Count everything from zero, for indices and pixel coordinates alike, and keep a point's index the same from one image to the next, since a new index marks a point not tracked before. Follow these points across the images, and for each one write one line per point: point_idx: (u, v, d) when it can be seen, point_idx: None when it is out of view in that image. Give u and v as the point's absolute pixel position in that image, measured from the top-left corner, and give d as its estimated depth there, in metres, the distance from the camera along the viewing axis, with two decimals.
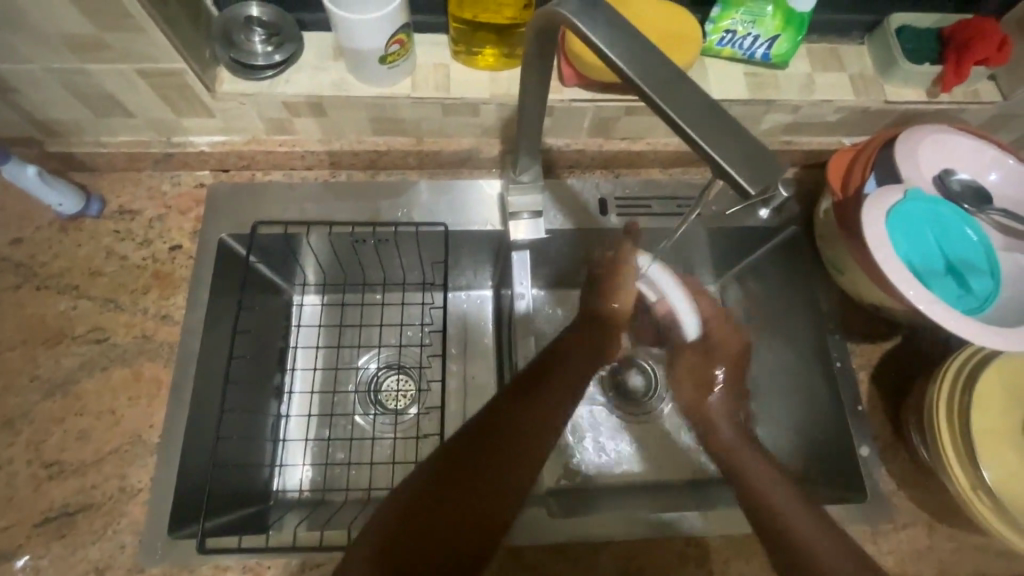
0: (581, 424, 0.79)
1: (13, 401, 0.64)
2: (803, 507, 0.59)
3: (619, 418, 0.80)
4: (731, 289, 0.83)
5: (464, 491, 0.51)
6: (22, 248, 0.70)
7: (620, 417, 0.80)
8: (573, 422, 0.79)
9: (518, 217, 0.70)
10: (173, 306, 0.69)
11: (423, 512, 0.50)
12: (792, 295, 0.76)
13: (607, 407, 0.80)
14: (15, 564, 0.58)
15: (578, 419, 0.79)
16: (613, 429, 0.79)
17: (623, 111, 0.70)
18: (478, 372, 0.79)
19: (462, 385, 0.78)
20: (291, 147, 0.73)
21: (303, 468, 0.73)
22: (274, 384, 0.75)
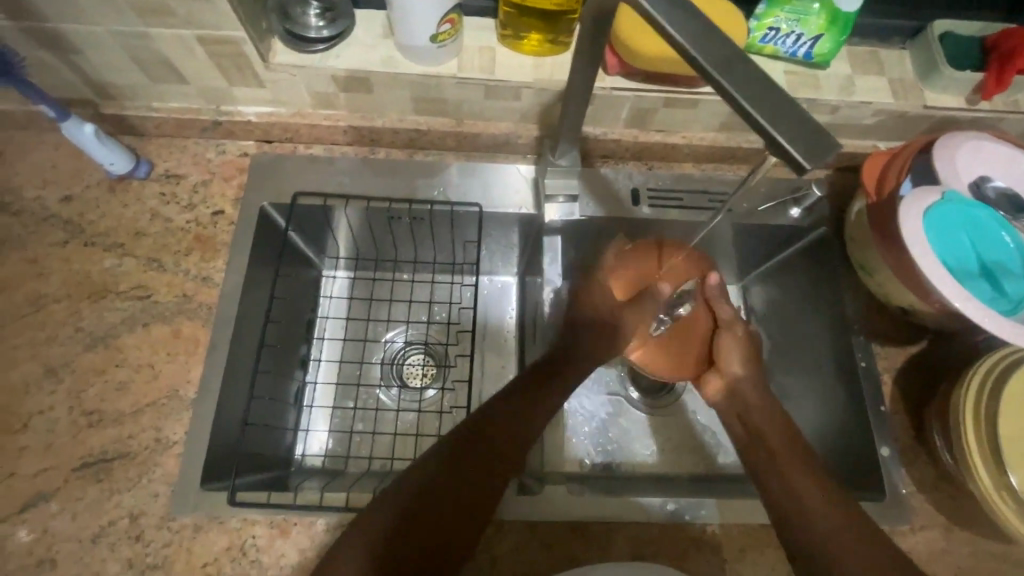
0: (600, 414, 0.80)
1: (56, 350, 0.66)
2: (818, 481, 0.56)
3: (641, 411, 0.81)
4: (754, 290, 0.85)
5: (485, 454, 0.56)
6: (72, 205, 0.72)
7: (641, 409, 0.81)
8: (593, 412, 0.80)
9: (553, 199, 0.72)
10: (212, 269, 0.71)
11: (454, 465, 0.54)
12: (816, 299, 0.77)
13: (629, 400, 0.82)
14: (52, 506, 0.60)
15: (598, 409, 0.80)
16: (630, 418, 0.80)
17: (661, 102, 0.71)
18: (500, 356, 0.81)
19: (483, 367, 0.80)
20: (334, 122, 0.75)
21: (325, 436, 0.75)
22: (300, 353, 0.77)
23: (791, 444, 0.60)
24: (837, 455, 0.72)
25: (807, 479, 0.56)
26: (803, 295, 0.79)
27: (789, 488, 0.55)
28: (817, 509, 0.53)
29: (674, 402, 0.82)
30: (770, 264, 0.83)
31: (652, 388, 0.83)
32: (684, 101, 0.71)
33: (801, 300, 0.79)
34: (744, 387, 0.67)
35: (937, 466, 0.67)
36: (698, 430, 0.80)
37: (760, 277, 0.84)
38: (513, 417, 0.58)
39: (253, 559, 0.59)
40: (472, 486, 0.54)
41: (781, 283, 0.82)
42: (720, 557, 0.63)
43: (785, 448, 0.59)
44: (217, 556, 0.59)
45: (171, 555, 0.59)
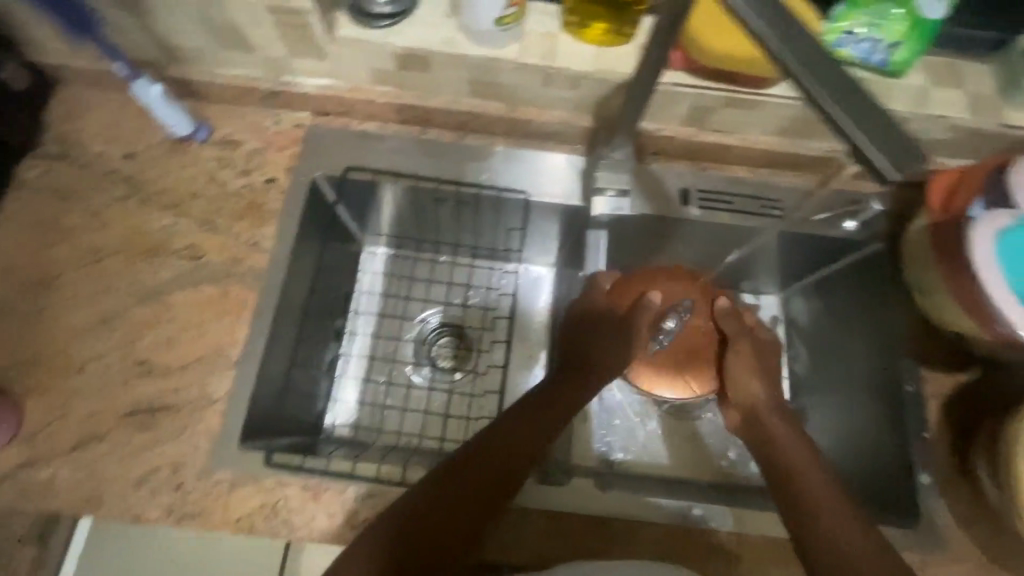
0: (625, 411, 0.80)
1: (112, 301, 0.68)
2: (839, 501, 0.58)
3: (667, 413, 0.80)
4: (795, 301, 0.85)
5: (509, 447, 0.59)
6: (134, 163, 0.75)
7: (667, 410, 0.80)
8: (618, 408, 0.80)
9: (602, 192, 0.71)
10: (262, 236, 0.72)
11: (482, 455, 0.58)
12: (862, 316, 0.76)
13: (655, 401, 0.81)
14: (100, 448, 0.63)
15: (623, 406, 0.80)
16: (658, 417, 0.80)
17: (722, 101, 0.69)
18: (530, 345, 0.80)
19: (513, 355, 0.80)
20: (390, 99, 0.75)
21: (355, 407, 0.77)
22: (336, 326, 0.79)
23: (814, 461, 0.62)
24: (872, 477, 0.70)
25: (834, 506, 0.57)
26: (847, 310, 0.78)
27: (817, 515, 0.57)
28: (836, 529, 0.55)
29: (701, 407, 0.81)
30: (812, 277, 0.82)
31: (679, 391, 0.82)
32: (746, 102, 0.69)
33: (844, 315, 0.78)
34: (766, 413, 0.67)
35: (979, 499, 0.65)
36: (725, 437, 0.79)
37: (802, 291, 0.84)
38: (539, 414, 0.62)
39: (284, 518, 0.61)
40: (495, 475, 0.57)
41: (825, 297, 0.81)
42: (738, 565, 0.63)
43: (807, 466, 0.61)
44: (251, 511, 0.61)
45: (207, 506, 0.61)
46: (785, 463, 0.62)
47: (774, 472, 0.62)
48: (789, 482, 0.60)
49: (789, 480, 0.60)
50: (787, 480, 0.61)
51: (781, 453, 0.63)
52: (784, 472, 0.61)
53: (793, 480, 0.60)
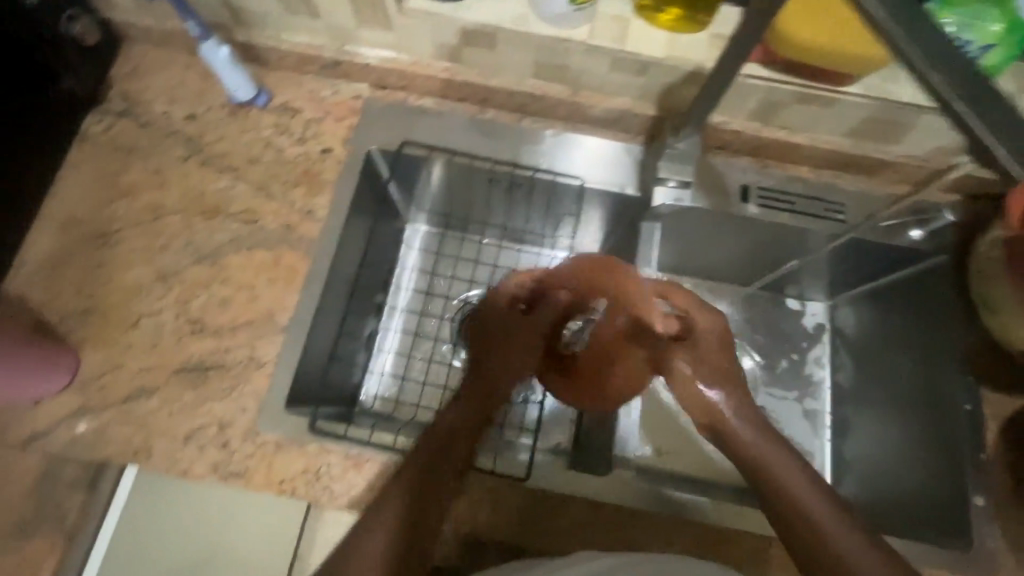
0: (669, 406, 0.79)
1: (168, 259, 0.69)
2: (822, 495, 0.55)
3: None
4: (843, 311, 0.85)
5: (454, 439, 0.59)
6: (195, 124, 0.75)
7: None
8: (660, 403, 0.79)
9: (664, 182, 0.69)
10: (317, 205, 0.73)
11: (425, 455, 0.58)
12: (917, 330, 0.75)
13: None
14: (151, 401, 0.64)
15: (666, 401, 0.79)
16: None
17: (795, 97, 0.67)
18: None
19: None
20: (451, 76, 0.74)
21: (389, 380, 0.77)
22: (376, 302, 0.79)
23: (781, 453, 0.58)
24: (921, 493, 0.70)
25: (818, 501, 0.55)
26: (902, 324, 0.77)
27: (805, 519, 0.54)
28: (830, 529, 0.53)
29: None
30: (866, 287, 0.81)
31: None
32: (821, 99, 0.66)
33: (896, 329, 0.77)
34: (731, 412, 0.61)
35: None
36: None
37: (852, 299, 0.83)
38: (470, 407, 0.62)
39: (325, 485, 0.62)
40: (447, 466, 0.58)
41: (875, 309, 0.80)
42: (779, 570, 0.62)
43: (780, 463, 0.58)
44: (294, 476, 0.62)
45: (252, 467, 0.62)
46: (752, 462, 0.59)
47: (744, 473, 0.59)
48: (769, 487, 0.57)
49: (767, 482, 0.57)
50: (763, 483, 0.57)
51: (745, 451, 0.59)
52: (758, 474, 0.58)
53: (768, 484, 0.57)
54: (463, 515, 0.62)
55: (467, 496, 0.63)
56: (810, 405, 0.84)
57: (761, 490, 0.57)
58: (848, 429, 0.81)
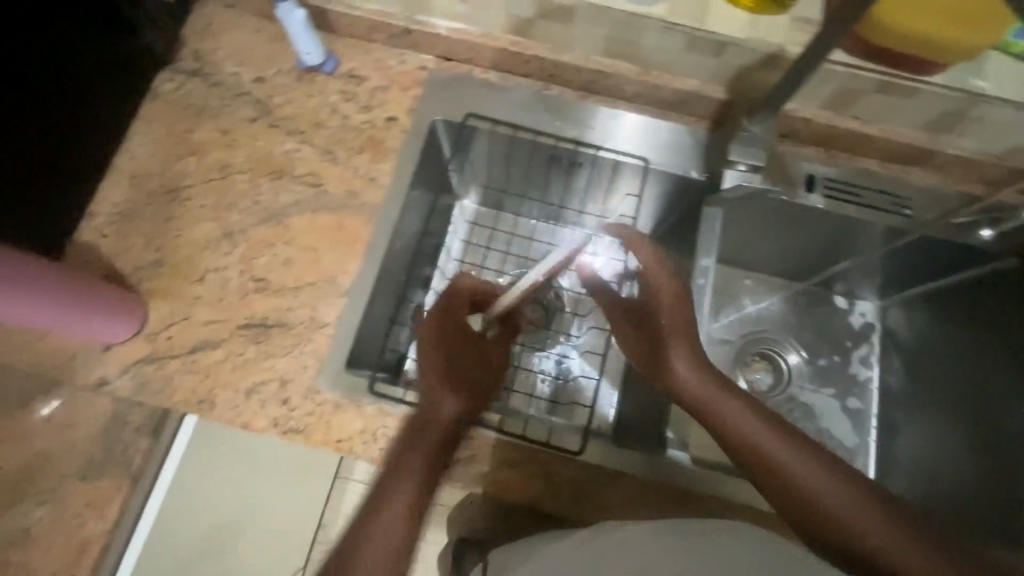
0: None
1: (235, 217, 0.71)
2: (813, 458, 0.54)
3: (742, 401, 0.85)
4: (893, 311, 0.85)
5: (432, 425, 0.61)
6: (264, 86, 0.76)
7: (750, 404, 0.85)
8: None
9: (732, 166, 0.68)
10: (380, 171, 0.73)
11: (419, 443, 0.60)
12: (979, 337, 0.74)
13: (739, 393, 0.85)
14: (216, 353, 0.65)
15: None
16: None
17: (875, 85, 0.66)
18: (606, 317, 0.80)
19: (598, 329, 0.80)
20: (521, 49, 0.74)
21: None
22: (423, 277, 0.80)
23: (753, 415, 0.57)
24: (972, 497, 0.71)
25: (801, 460, 0.54)
26: (962, 328, 0.76)
27: (775, 467, 0.55)
28: (823, 492, 0.53)
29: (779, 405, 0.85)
30: (923, 287, 0.79)
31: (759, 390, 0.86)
32: (902, 89, 0.65)
33: (955, 334, 0.76)
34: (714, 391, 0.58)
35: None
36: None
37: (904, 300, 0.83)
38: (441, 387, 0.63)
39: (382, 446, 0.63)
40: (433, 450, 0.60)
41: (931, 310, 0.79)
42: None
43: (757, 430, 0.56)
44: (351, 435, 0.63)
45: (310, 424, 0.63)
46: (729, 435, 0.57)
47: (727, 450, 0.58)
48: (753, 456, 0.56)
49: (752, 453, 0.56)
50: (744, 454, 0.57)
51: (718, 423, 0.58)
52: (738, 446, 0.57)
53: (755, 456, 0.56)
54: (515, 486, 0.63)
55: (522, 467, 0.63)
56: (853, 404, 0.84)
57: (745, 460, 0.57)
58: (897, 430, 0.80)
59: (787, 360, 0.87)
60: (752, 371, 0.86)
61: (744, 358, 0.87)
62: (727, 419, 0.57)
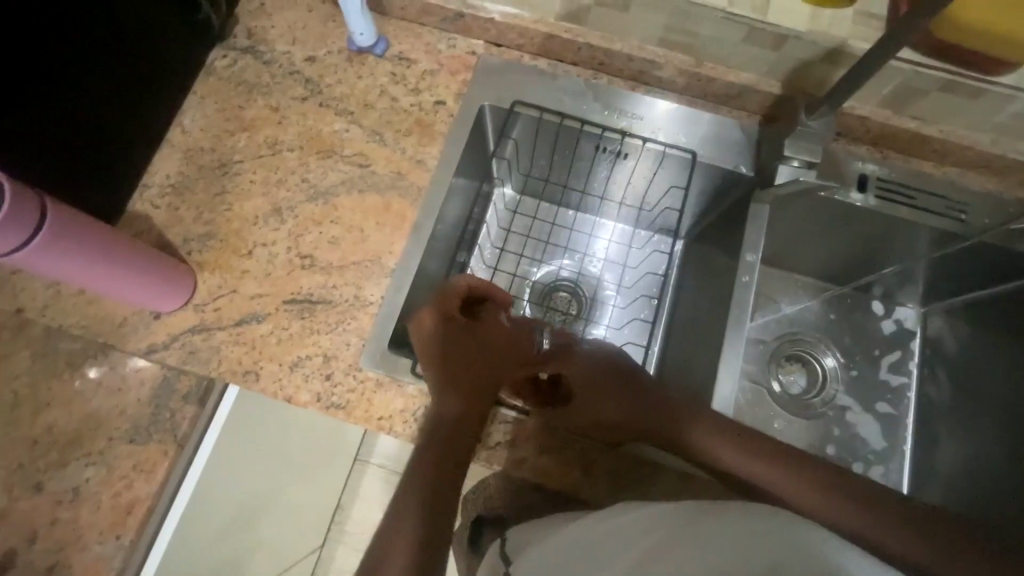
0: (743, 408, 0.83)
1: (284, 194, 0.72)
2: (796, 471, 0.55)
3: (773, 401, 0.84)
4: (936, 319, 0.83)
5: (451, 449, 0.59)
6: (314, 66, 0.77)
7: (781, 407, 0.84)
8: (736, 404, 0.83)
9: (786, 162, 0.67)
10: (427, 155, 0.73)
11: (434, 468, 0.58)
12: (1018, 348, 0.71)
13: (770, 395, 0.85)
14: (262, 326, 0.66)
15: (740, 401, 0.84)
16: (769, 410, 0.84)
17: (938, 85, 0.64)
18: (642, 308, 0.82)
19: (632, 322, 0.81)
20: (573, 36, 0.74)
21: None
22: (463, 261, 0.80)
23: (728, 438, 0.59)
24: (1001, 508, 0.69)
25: (781, 479, 0.55)
26: (999, 340, 0.74)
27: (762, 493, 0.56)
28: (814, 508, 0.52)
29: (815, 406, 0.85)
30: (966, 296, 0.78)
31: (793, 391, 0.85)
32: (967, 88, 0.64)
33: (995, 346, 0.74)
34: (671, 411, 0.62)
35: None
36: (823, 446, 0.82)
37: (948, 309, 0.81)
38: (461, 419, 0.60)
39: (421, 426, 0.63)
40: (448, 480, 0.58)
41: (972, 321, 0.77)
42: None
43: (737, 457, 0.58)
44: (392, 414, 0.63)
45: (352, 401, 0.64)
46: (722, 468, 0.59)
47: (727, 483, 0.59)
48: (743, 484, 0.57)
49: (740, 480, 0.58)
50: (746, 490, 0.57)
51: (702, 453, 0.60)
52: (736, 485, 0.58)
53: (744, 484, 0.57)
54: (554, 473, 0.63)
55: (562, 454, 0.63)
56: (887, 410, 0.84)
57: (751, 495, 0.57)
58: (938, 439, 0.79)
59: (822, 363, 0.86)
60: (788, 374, 0.86)
61: (778, 361, 0.86)
62: (702, 441, 0.60)
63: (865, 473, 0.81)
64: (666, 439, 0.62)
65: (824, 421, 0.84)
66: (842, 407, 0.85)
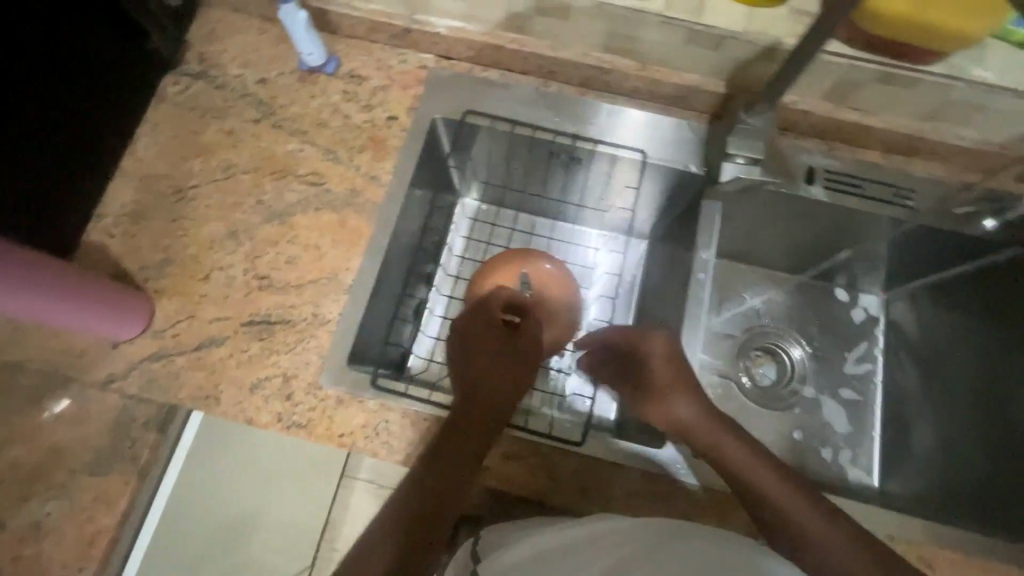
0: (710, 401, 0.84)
1: (239, 216, 0.72)
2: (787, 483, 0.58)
3: (740, 392, 0.85)
4: (899, 305, 0.84)
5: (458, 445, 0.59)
6: (266, 88, 0.77)
7: (750, 399, 0.84)
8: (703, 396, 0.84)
9: (731, 160, 0.68)
10: (381, 170, 0.74)
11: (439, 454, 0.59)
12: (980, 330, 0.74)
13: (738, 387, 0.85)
14: (220, 350, 0.66)
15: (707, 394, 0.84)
16: (737, 403, 0.84)
17: (874, 76, 0.66)
18: (605, 309, 0.82)
19: (595, 323, 0.82)
20: (519, 47, 0.75)
21: (437, 342, 0.79)
22: (428, 273, 0.81)
23: (733, 434, 0.62)
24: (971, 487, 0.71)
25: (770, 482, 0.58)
26: (958, 324, 0.76)
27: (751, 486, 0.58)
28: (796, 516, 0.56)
29: (784, 397, 0.85)
30: (924, 281, 0.80)
31: (762, 383, 0.86)
32: (903, 78, 0.65)
33: (954, 328, 0.76)
34: (686, 406, 0.63)
35: None
36: (789, 433, 0.83)
37: (908, 294, 0.83)
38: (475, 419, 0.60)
39: (384, 440, 0.63)
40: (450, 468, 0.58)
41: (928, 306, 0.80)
42: None
43: (737, 452, 0.60)
44: (353, 430, 0.64)
45: (313, 419, 0.64)
46: (721, 462, 0.61)
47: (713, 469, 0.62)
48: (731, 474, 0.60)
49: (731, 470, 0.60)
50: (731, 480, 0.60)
51: (706, 442, 0.62)
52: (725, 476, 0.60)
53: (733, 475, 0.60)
54: (518, 479, 0.63)
55: (525, 460, 0.64)
56: (851, 397, 0.84)
57: (756, 510, 0.58)
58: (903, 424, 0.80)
59: (789, 354, 0.87)
60: (757, 366, 0.86)
61: (746, 353, 0.87)
62: (690, 419, 0.63)
63: (834, 460, 0.81)
64: (672, 427, 0.64)
65: (794, 412, 0.84)
66: (811, 397, 0.85)
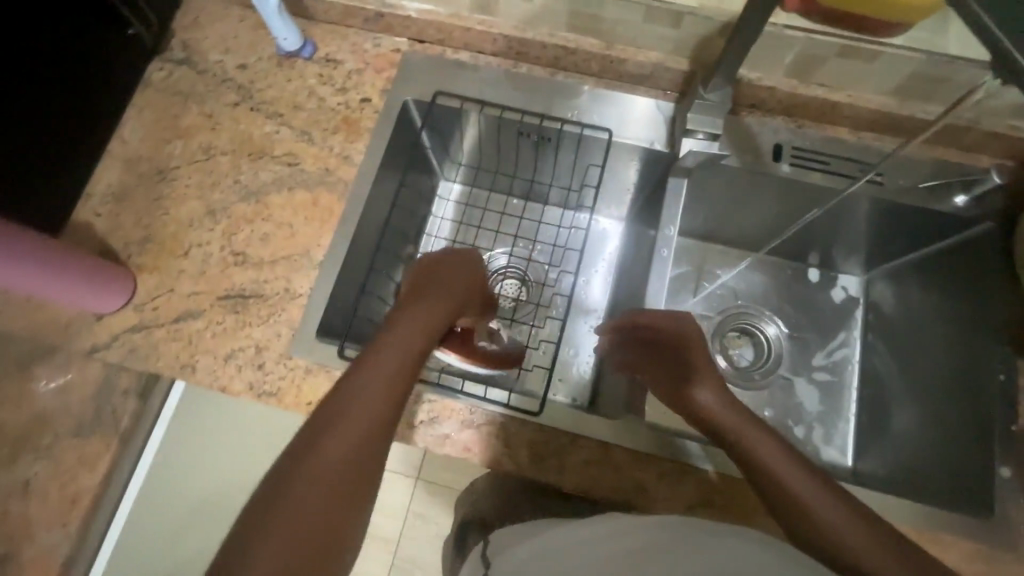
0: None
1: (217, 196, 0.75)
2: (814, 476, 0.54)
3: None
4: (878, 285, 0.84)
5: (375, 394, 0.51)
6: (245, 72, 0.80)
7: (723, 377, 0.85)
8: None
9: (692, 135, 0.70)
10: (353, 150, 0.76)
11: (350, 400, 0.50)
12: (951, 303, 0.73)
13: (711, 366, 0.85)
14: (196, 322, 0.69)
15: None
16: None
17: (834, 50, 0.66)
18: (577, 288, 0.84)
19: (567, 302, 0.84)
20: (487, 28, 0.76)
21: None
22: (405, 253, 0.84)
23: (758, 425, 0.59)
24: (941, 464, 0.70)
25: (795, 474, 0.54)
26: (931, 300, 0.75)
27: (772, 479, 0.55)
28: (821, 510, 0.51)
29: (759, 375, 0.84)
30: (905, 259, 0.79)
31: (736, 363, 0.85)
32: (864, 52, 0.65)
33: (928, 305, 0.76)
34: (712, 391, 0.61)
35: None
36: (761, 410, 0.82)
37: (886, 274, 0.82)
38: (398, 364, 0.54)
39: None
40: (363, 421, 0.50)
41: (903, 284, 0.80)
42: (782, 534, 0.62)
43: (763, 443, 0.57)
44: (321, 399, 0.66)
45: (283, 387, 0.67)
46: (746, 454, 0.57)
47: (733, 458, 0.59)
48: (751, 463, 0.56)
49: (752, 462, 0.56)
50: (751, 470, 0.57)
51: (732, 432, 0.59)
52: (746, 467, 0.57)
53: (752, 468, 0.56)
54: (479, 448, 0.65)
55: (486, 429, 0.65)
56: (825, 377, 0.83)
57: (778, 505, 0.54)
58: (876, 403, 0.79)
59: (766, 333, 0.86)
60: (733, 346, 0.86)
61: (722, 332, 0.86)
62: (715, 405, 0.60)
63: (806, 438, 0.81)
64: (694, 414, 0.62)
65: (769, 392, 0.83)
66: (787, 377, 0.84)
